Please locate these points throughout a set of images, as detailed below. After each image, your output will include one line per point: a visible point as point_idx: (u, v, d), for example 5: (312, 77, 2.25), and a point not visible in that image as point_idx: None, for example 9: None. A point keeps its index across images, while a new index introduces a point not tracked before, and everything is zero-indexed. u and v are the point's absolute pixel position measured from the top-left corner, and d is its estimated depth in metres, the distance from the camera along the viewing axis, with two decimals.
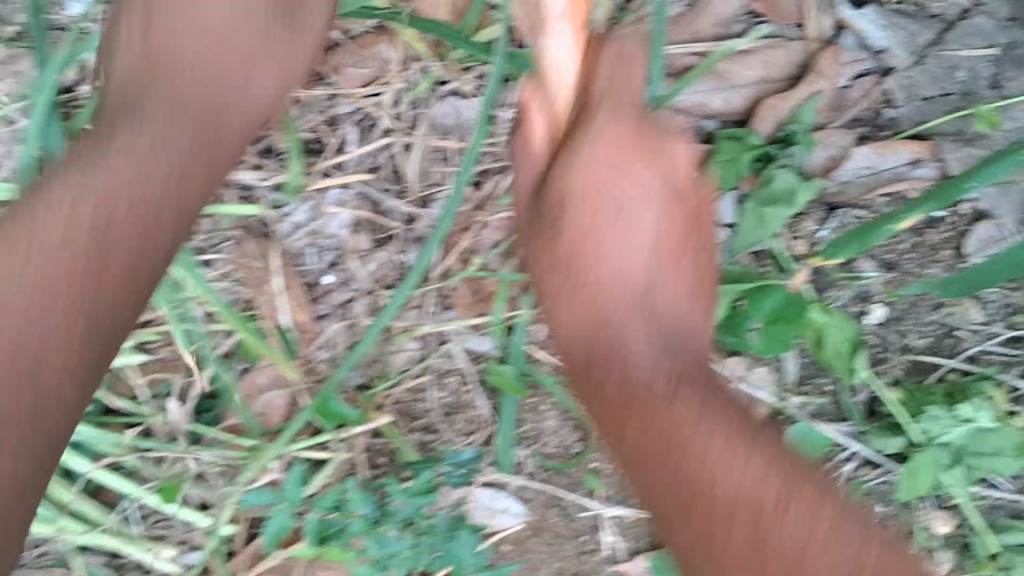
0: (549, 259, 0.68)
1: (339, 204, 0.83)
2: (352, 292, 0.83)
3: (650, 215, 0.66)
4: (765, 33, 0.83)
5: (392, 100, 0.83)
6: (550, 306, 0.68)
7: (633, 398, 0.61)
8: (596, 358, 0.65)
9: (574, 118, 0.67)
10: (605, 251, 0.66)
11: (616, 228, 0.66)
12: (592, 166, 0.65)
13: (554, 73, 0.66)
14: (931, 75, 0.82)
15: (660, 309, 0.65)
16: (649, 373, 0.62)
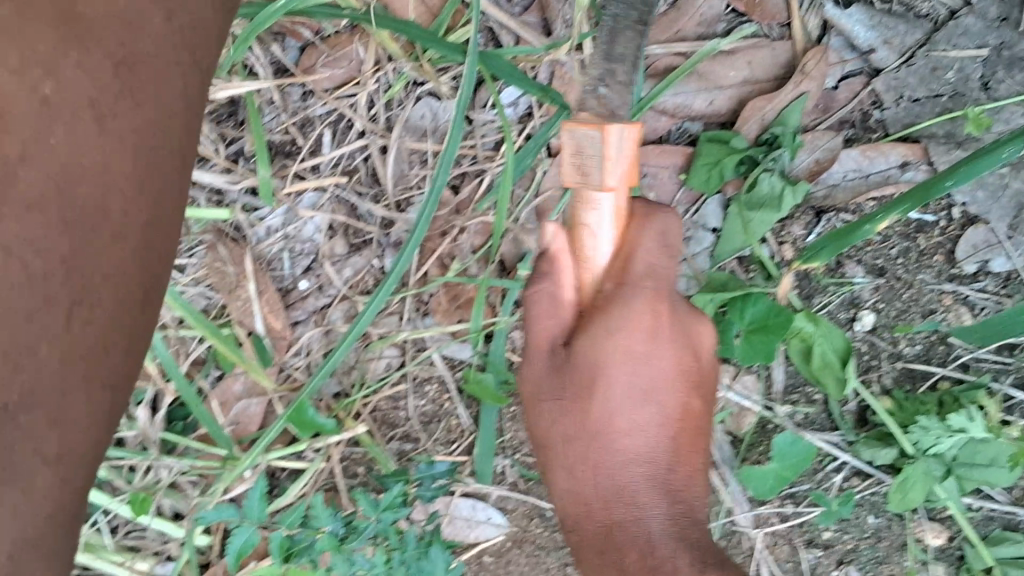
0: (563, 426, 0.58)
1: (314, 208, 0.81)
2: (329, 298, 0.81)
3: (678, 390, 0.58)
4: (749, 32, 0.81)
5: (367, 102, 0.81)
6: (548, 465, 0.61)
7: (645, 563, 0.56)
8: (612, 539, 0.58)
9: (600, 294, 0.55)
10: (630, 423, 0.57)
11: (641, 395, 0.57)
12: (624, 340, 0.55)
13: (590, 235, 0.53)
14: (920, 76, 0.80)
15: (678, 486, 0.58)
16: (671, 555, 0.56)
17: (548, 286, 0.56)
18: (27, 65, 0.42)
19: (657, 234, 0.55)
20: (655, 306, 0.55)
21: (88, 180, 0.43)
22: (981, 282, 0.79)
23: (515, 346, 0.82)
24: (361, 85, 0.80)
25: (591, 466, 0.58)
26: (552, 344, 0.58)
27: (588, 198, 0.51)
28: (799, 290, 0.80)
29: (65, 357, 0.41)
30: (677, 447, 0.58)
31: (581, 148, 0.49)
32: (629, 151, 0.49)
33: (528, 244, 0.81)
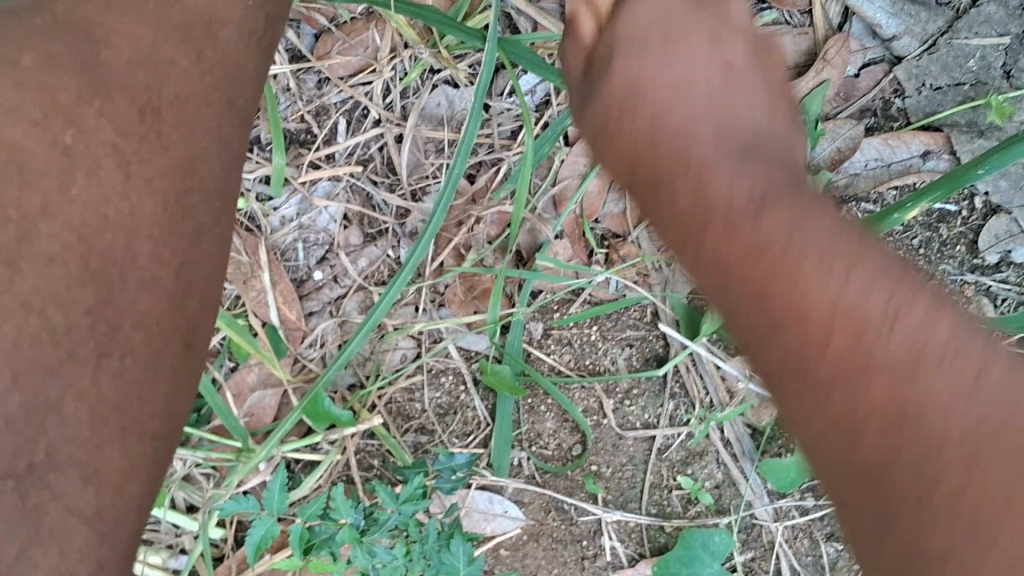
0: (593, 105, 0.49)
1: (329, 196, 0.80)
2: (343, 288, 0.81)
3: (707, 24, 0.49)
4: (768, 20, 0.81)
5: (382, 90, 0.80)
6: (593, 149, 0.50)
7: (746, 250, 0.38)
8: (654, 177, 0.45)
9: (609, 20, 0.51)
10: (662, 67, 0.47)
11: (655, 42, 0.48)
12: (643, 12, 0.49)
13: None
14: (942, 63, 0.79)
15: (741, 136, 0.45)
16: (733, 176, 0.41)
17: (570, 43, 0.53)
18: (49, 116, 0.44)
19: None
20: None
21: (111, 230, 0.44)
22: (1003, 272, 0.79)
23: (532, 337, 0.81)
24: (377, 72, 0.79)
25: (634, 151, 0.46)
26: (586, 55, 0.52)
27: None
28: None
29: (94, 412, 0.43)
30: (718, 79, 0.48)
31: None
32: None
33: (545, 233, 0.80)
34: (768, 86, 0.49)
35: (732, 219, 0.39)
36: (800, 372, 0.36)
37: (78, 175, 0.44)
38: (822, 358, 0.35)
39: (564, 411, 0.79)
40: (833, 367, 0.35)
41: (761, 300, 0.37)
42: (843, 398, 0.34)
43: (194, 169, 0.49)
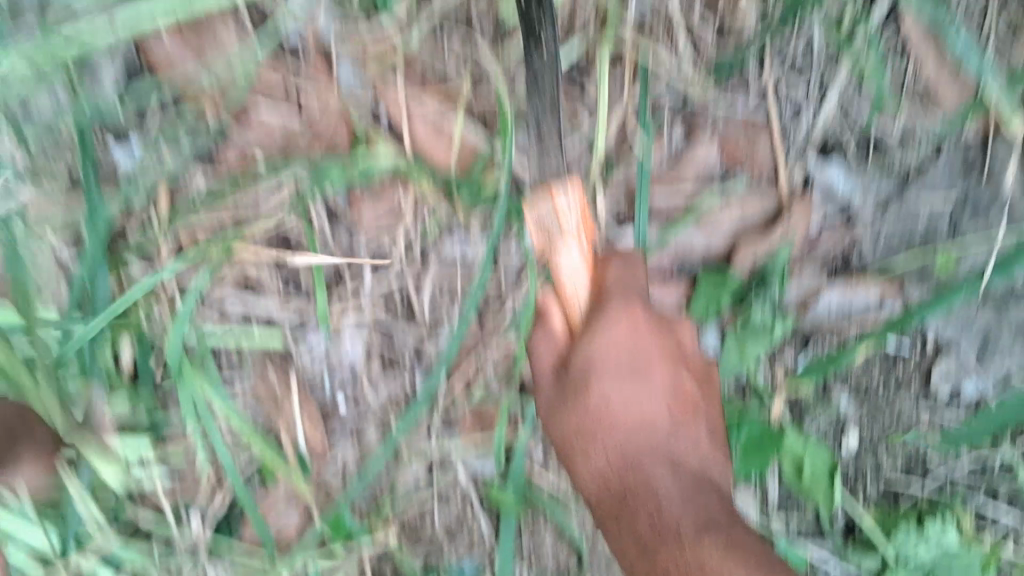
0: (577, 418, 0.77)
1: (354, 333, 0.91)
2: (363, 416, 0.91)
3: (668, 378, 0.79)
4: (741, 186, 0.92)
5: (404, 239, 0.90)
6: (573, 461, 0.79)
7: (672, 527, 0.70)
8: (627, 500, 0.74)
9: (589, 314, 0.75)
10: (616, 401, 0.76)
11: (631, 373, 0.77)
12: (606, 347, 0.75)
13: (567, 275, 0.73)
14: (895, 220, 0.92)
15: (688, 462, 0.76)
16: (656, 472, 0.74)
17: (546, 329, 0.79)
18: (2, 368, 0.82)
19: (622, 263, 0.76)
20: (631, 309, 0.74)
21: None
22: (954, 404, 0.89)
23: (534, 461, 0.90)
24: (401, 218, 0.90)
25: (620, 503, 0.74)
26: (553, 368, 0.78)
27: (552, 233, 0.71)
28: (789, 411, 0.90)
29: None
30: (673, 410, 0.78)
31: (542, 217, 0.71)
32: (577, 206, 0.71)
33: None
34: (671, 360, 0.79)
35: (657, 503, 0.72)
36: (621, 509, 0.74)
37: None
38: (664, 510, 0.72)
39: (559, 526, 0.89)
40: (642, 534, 0.71)
41: (636, 517, 0.73)
42: (622, 533, 0.74)
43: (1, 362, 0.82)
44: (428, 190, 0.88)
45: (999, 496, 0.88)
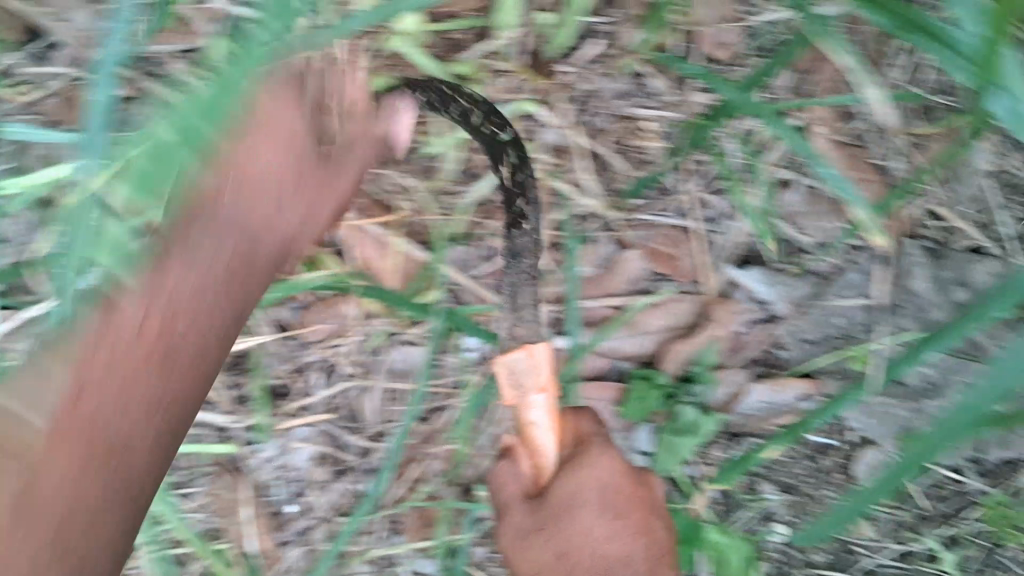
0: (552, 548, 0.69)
1: (304, 439, 0.94)
2: (312, 520, 0.94)
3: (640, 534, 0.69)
4: (670, 291, 0.97)
5: (351, 349, 0.95)
6: None
7: None
8: None
9: (568, 455, 0.73)
10: (599, 535, 0.68)
11: (611, 511, 0.70)
12: (587, 481, 0.70)
13: (536, 431, 0.69)
14: (813, 321, 0.97)
15: None
16: None
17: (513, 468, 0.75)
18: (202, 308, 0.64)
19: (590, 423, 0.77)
20: (610, 452, 0.73)
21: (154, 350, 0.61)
22: (879, 495, 0.93)
23: (475, 560, 0.94)
24: (347, 335, 0.94)
25: None
26: (517, 504, 0.74)
27: (527, 399, 0.67)
28: (719, 505, 0.94)
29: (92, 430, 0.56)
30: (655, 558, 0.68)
31: (514, 367, 0.67)
32: (547, 362, 0.68)
33: (487, 468, 0.94)
34: (645, 511, 0.72)
35: None
36: None
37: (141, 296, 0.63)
38: None
39: None
40: None
41: None
42: None
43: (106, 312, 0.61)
44: (382, 311, 0.94)
45: None
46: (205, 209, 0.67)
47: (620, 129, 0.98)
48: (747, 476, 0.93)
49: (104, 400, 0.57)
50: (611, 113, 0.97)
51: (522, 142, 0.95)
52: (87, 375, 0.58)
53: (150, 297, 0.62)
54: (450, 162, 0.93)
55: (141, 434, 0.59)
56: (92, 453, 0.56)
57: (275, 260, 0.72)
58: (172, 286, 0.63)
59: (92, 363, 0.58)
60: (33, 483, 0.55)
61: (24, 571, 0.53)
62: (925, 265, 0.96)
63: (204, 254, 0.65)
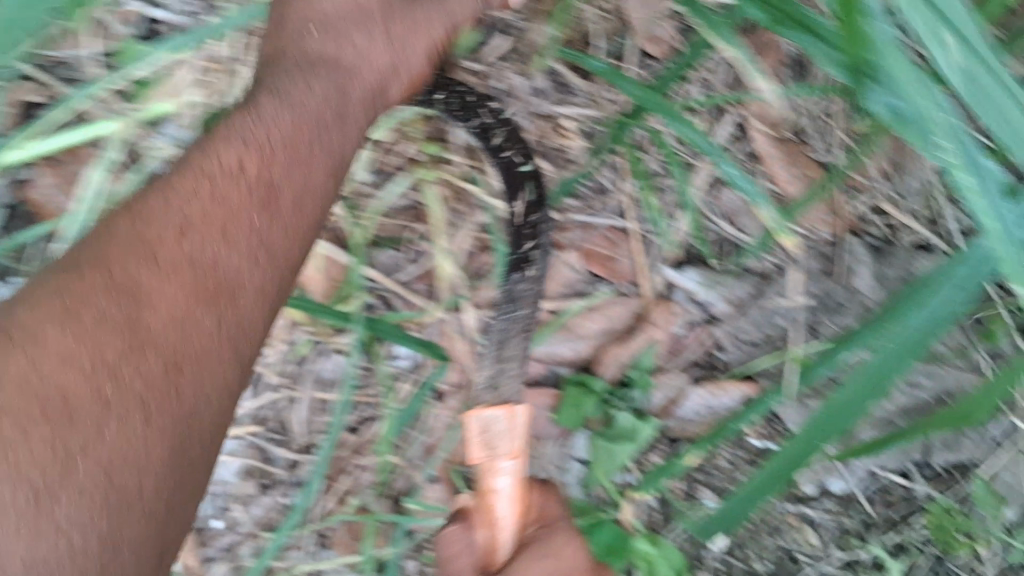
0: None
1: (230, 452, 0.91)
2: (238, 535, 0.91)
3: None
4: (607, 292, 0.94)
5: (277, 359, 0.92)
6: None
7: None
8: None
9: (525, 537, 0.64)
10: None
11: None
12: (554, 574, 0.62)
13: (497, 500, 0.63)
14: (753, 322, 0.94)
15: None
16: None
17: (457, 538, 0.64)
18: (241, 207, 0.65)
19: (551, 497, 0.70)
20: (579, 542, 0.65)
21: (214, 258, 0.62)
22: (822, 501, 0.90)
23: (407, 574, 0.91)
24: (271, 344, 0.92)
25: None
26: None
27: (495, 466, 0.63)
28: (657, 513, 0.90)
29: (153, 365, 0.57)
30: None
31: (488, 426, 0.64)
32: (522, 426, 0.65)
33: (418, 479, 0.91)
34: None
35: None
36: None
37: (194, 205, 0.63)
38: None
39: None
40: None
41: None
42: None
43: (145, 244, 0.60)
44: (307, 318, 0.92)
45: None
46: (290, 73, 0.74)
47: (539, 129, 0.92)
48: (686, 482, 0.90)
49: (205, 234, 0.62)
50: (531, 112, 0.92)
51: (429, 143, 0.91)
52: (185, 211, 0.63)
53: (243, 141, 0.68)
54: (361, 164, 0.90)
55: (250, 273, 0.64)
56: (186, 276, 0.60)
57: (348, 131, 0.75)
58: (269, 130, 0.69)
59: (171, 198, 0.64)
60: (108, 461, 0.53)
61: (137, 507, 0.54)
62: (868, 263, 0.94)
63: (299, 106, 0.72)
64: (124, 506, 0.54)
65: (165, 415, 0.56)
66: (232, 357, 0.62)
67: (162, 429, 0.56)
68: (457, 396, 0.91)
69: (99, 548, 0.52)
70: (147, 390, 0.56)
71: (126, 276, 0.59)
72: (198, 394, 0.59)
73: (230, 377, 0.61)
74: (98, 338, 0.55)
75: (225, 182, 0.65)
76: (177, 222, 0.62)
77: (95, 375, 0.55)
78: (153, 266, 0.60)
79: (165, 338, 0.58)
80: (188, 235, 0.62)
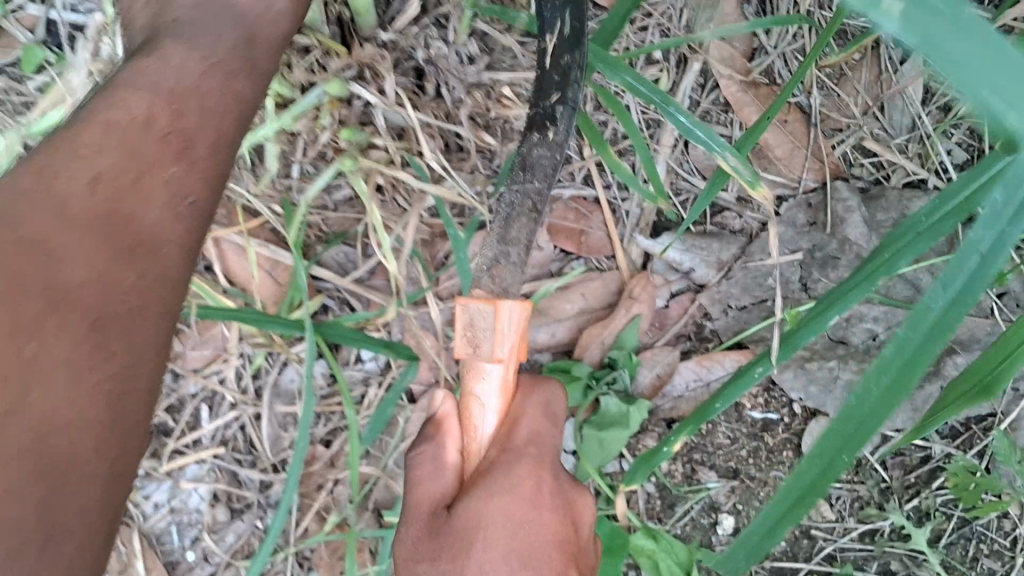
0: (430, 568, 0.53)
1: (196, 478, 0.86)
2: (214, 566, 0.86)
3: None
4: (580, 269, 0.88)
5: (235, 375, 0.86)
6: None
7: None
8: None
9: (482, 467, 0.55)
10: None
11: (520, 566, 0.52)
12: (493, 507, 0.53)
13: (477, 407, 0.56)
14: (742, 285, 0.87)
15: None
16: None
17: (432, 447, 0.57)
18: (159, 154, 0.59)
19: (541, 400, 0.59)
20: (538, 474, 0.55)
21: (134, 205, 0.56)
22: None
23: None
24: (227, 360, 0.86)
25: None
26: (431, 510, 0.55)
27: (478, 369, 0.55)
28: (658, 500, 0.84)
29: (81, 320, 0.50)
30: None
31: (473, 322, 0.53)
32: (518, 325, 0.54)
33: (399, 488, 0.85)
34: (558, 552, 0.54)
35: None
36: None
37: (107, 149, 0.57)
38: None
39: None
40: None
41: None
42: None
43: (59, 190, 0.53)
44: (254, 332, 0.84)
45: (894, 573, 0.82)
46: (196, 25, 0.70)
47: (476, 101, 0.82)
48: (684, 464, 0.84)
49: (120, 183, 0.56)
50: (464, 83, 0.81)
51: (345, 128, 0.80)
52: (96, 163, 0.56)
53: (151, 91, 0.62)
54: (270, 159, 0.81)
55: (171, 226, 0.58)
56: (102, 228, 0.53)
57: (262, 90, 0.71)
58: (173, 87, 0.64)
59: (72, 146, 0.56)
60: (41, 421, 0.47)
61: (78, 480, 0.49)
62: (859, 209, 0.87)
63: (203, 46, 0.68)
64: (60, 483, 0.47)
65: (93, 380, 0.50)
66: (155, 319, 0.56)
67: (102, 391, 0.51)
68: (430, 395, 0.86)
69: (32, 520, 0.46)
70: (77, 345, 0.50)
71: (35, 227, 0.51)
72: (131, 354, 0.53)
73: (151, 340, 0.55)
74: (12, 295, 0.47)
75: (134, 131, 0.59)
76: (87, 166, 0.55)
77: (17, 334, 0.47)
78: (56, 213, 0.52)
79: (91, 298, 0.51)
80: (93, 182, 0.55)
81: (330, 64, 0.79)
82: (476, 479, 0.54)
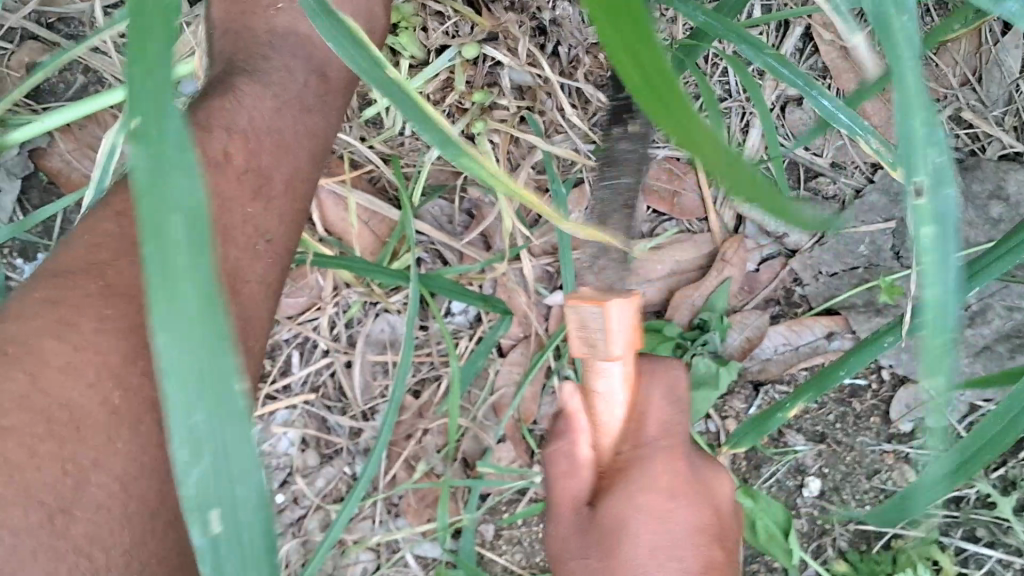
0: (577, 543, 0.57)
1: (287, 423, 0.87)
2: (303, 509, 0.87)
3: (697, 534, 0.57)
4: (672, 230, 0.88)
5: (328, 323, 0.87)
6: None
7: None
8: None
9: (620, 451, 0.56)
10: None
11: (668, 563, 0.55)
12: (636, 508, 0.55)
13: (602, 398, 0.52)
14: (834, 252, 0.87)
15: None
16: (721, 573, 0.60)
17: (565, 439, 0.56)
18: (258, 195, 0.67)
19: (668, 387, 0.56)
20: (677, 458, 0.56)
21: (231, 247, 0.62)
22: (920, 438, 0.84)
23: (484, 538, 0.87)
24: (322, 309, 0.86)
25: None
26: (573, 503, 0.57)
27: (598, 367, 0.50)
28: (744, 460, 0.85)
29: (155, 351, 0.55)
30: None
31: (584, 322, 0.47)
32: (627, 322, 0.47)
33: (487, 440, 0.86)
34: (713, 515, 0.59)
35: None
36: None
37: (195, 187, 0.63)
38: None
39: None
40: None
41: None
42: None
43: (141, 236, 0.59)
44: (353, 280, 0.86)
45: (980, 538, 0.83)
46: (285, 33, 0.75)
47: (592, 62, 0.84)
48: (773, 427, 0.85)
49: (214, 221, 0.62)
50: (586, 46, 0.83)
51: (477, 91, 0.83)
52: None
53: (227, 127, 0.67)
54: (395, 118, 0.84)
55: (250, 266, 0.63)
56: None
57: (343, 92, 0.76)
58: (249, 124, 0.68)
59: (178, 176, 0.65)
60: (119, 460, 0.51)
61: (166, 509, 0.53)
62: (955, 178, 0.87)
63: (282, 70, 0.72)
64: (146, 531, 0.51)
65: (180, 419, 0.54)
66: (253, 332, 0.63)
67: None
68: (519, 350, 0.86)
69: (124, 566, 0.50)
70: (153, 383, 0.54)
71: (121, 273, 0.56)
72: None
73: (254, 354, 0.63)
74: (90, 344, 0.52)
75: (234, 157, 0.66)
76: None
77: (99, 384, 0.51)
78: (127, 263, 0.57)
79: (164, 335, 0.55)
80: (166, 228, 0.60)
81: (465, 30, 0.81)
82: (616, 471, 0.55)
